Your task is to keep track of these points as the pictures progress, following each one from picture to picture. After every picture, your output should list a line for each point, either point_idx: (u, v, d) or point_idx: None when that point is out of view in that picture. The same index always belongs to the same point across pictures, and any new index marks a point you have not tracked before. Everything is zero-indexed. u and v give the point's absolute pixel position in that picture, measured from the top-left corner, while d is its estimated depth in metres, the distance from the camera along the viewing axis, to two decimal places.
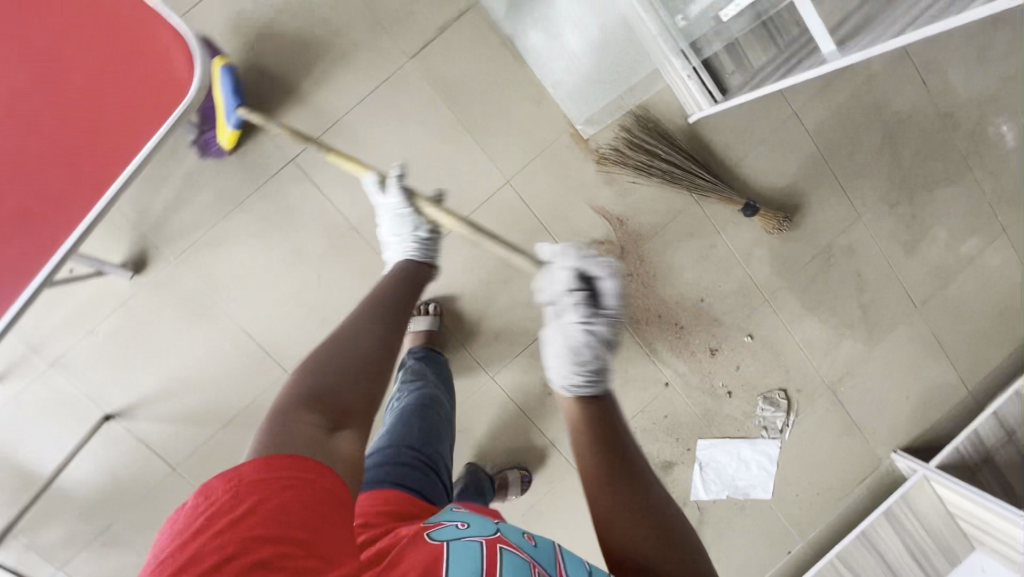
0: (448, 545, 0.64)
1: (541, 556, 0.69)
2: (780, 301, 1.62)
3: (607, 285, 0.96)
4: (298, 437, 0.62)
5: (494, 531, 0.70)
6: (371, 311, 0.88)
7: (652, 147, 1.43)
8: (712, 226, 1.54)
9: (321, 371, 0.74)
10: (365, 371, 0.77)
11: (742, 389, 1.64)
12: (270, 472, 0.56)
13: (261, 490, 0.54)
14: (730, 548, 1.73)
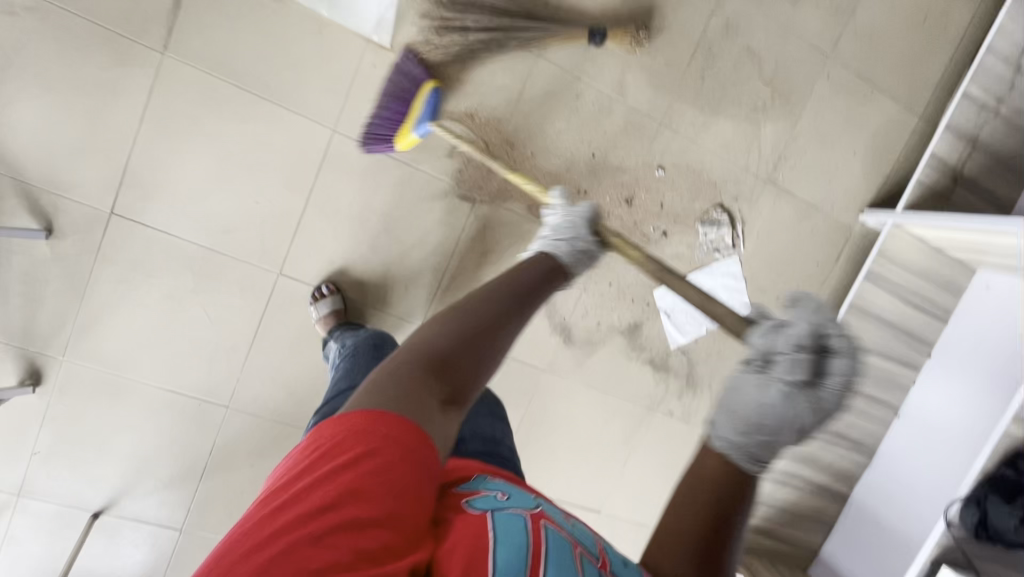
0: (493, 519, 0.59)
1: (583, 538, 0.63)
2: (677, 117, 1.47)
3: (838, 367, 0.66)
4: (400, 402, 0.59)
5: (535, 504, 0.66)
6: (491, 291, 0.78)
7: (462, 22, 1.27)
8: (569, 74, 1.38)
9: (432, 346, 0.68)
10: (479, 346, 0.70)
11: (677, 223, 1.54)
12: (368, 431, 0.55)
13: (355, 452, 0.53)
14: (732, 375, 1.70)
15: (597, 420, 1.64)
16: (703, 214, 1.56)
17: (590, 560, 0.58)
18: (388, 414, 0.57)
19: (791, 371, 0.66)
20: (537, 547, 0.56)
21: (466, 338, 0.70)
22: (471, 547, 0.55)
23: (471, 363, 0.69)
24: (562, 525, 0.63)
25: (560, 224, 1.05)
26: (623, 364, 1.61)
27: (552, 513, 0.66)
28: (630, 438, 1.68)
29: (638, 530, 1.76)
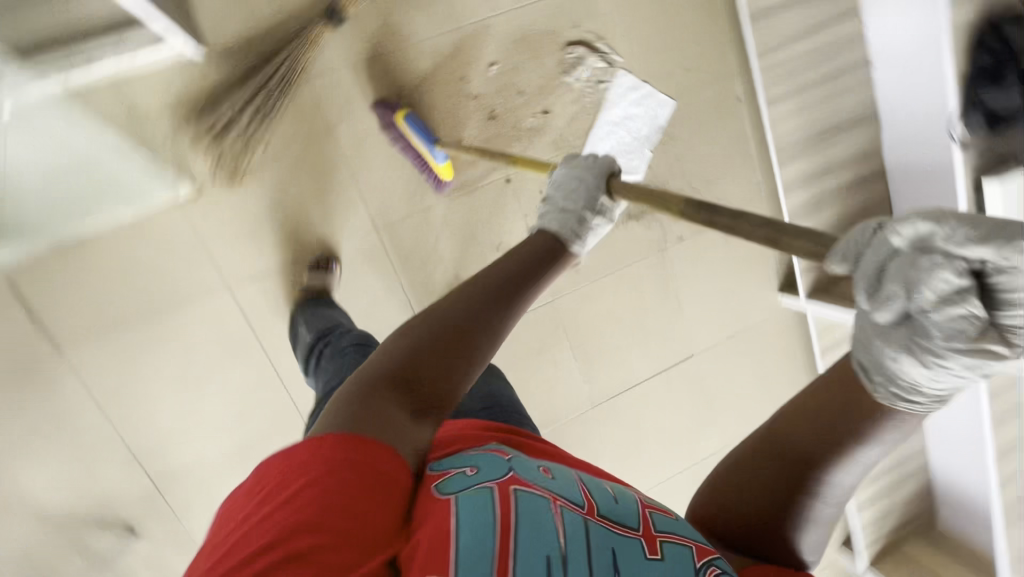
0: (456, 503, 0.53)
1: (562, 488, 0.59)
2: (464, 10, 1.35)
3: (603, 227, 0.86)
4: (365, 419, 0.54)
5: (506, 470, 0.58)
6: (467, 291, 0.64)
7: (224, 112, 1.22)
8: (345, 68, 1.30)
9: (396, 359, 0.59)
10: (462, 361, 0.60)
11: (547, 92, 1.44)
12: (291, 470, 0.50)
13: (270, 500, 0.49)
14: (707, 163, 1.61)
15: (628, 295, 1.64)
16: (562, 63, 1.44)
17: (571, 508, 0.56)
18: (314, 449, 0.52)
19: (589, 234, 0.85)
20: (508, 518, 0.51)
21: (454, 337, 0.60)
22: (442, 544, 0.49)
23: (453, 367, 0.59)
24: (532, 478, 0.58)
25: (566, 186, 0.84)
26: (608, 237, 1.58)
27: (525, 471, 0.59)
28: (667, 284, 1.67)
29: (736, 341, 1.78)
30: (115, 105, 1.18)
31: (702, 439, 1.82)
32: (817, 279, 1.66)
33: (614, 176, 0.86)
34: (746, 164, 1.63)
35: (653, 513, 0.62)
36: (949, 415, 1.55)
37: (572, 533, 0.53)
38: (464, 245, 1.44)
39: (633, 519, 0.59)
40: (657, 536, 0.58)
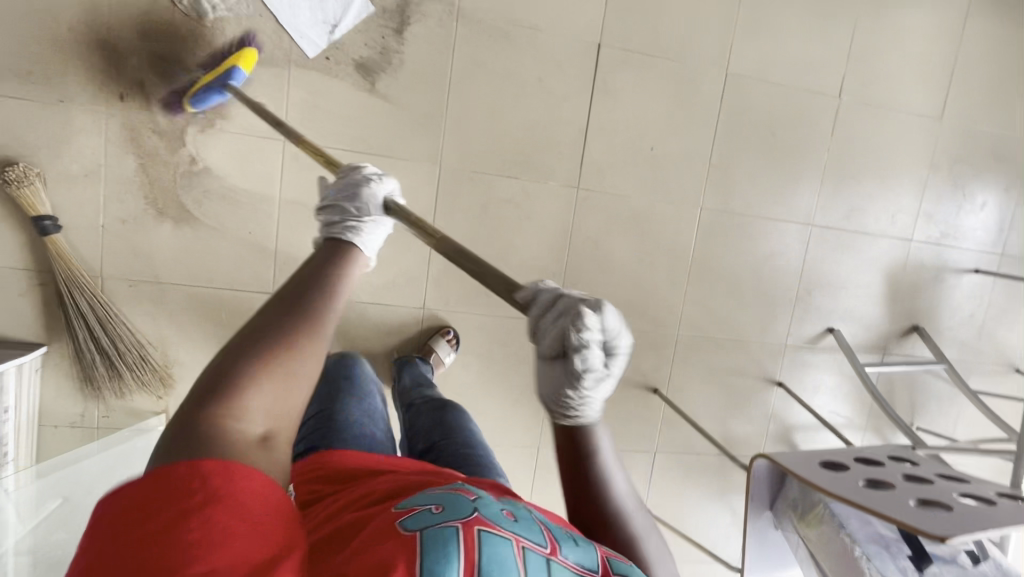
0: (422, 536, 0.53)
1: (524, 527, 0.60)
2: (88, 89, 1.20)
3: (378, 224, 0.86)
4: (200, 449, 0.50)
5: (474, 509, 0.59)
6: (272, 307, 0.66)
7: (95, 360, 1.26)
8: (103, 238, 1.25)
9: (241, 374, 0.57)
10: (289, 369, 0.60)
11: (214, 50, 1.24)
12: (193, 472, 0.46)
13: (206, 513, 0.44)
14: None
15: (486, 83, 1.37)
16: (189, 13, 1.21)
17: (535, 550, 0.57)
18: (218, 459, 0.48)
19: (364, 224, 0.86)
20: (472, 562, 0.52)
21: (276, 360, 0.60)
22: (403, 569, 0.49)
23: (283, 372, 0.60)
24: (498, 517, 0.59)
25: (350, 202, 0.87)
26: (409, 69, 1.33)
27: (490, 509, 0.60)
28: (501, 27, 1.35)
29: None
30: (62, 433, 1.30)
31: (697, 87, 1.48)
32: None
33: (386, 200, 0.89)
34: None
35: (612, 558, 0.62)
36: None
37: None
38: None
39: (590, 558, 0.60)
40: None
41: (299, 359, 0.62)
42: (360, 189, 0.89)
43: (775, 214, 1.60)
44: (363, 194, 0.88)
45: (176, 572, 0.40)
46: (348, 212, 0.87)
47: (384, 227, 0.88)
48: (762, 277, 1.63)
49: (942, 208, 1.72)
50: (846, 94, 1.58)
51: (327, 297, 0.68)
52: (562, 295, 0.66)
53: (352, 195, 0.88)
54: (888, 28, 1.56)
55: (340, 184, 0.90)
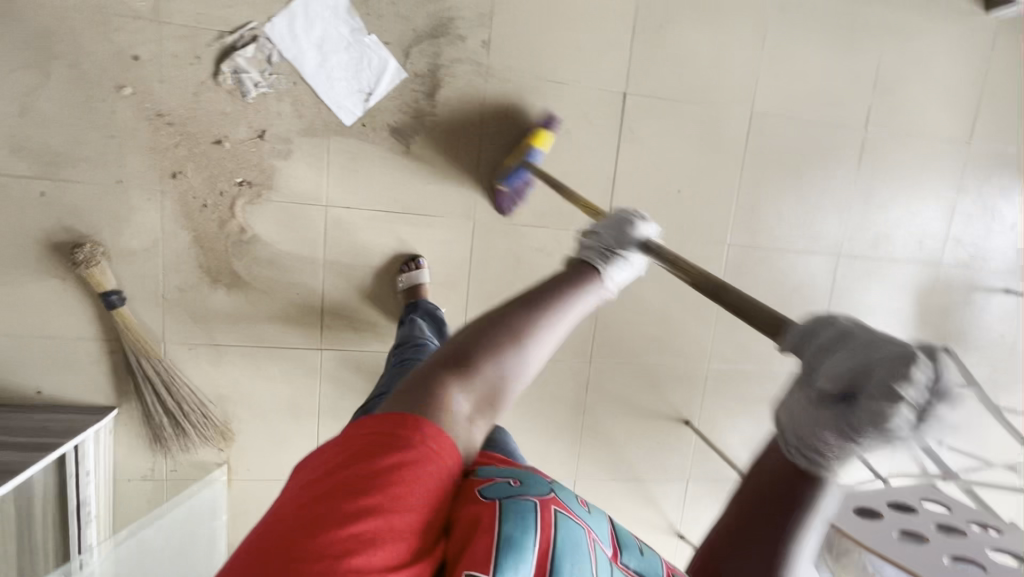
0: (504, 505, 0.53)
1: (595, 521, 0.61)
2: (144, 169, 1.27)
3: (631, 258, 0.81)
4: (421, 400, 0.56)
5: (550, 488, 0.59)
6: (520, 299, 0.64)
7: (163, 421, 1.36)
8: (164, 308, 1.33)
9: (462, 350, 0.61)
10: (501, 359, 0.61)
11: (258, 127, 1.30)
12: (403, 424, 0.53)
13: (394, 458, 0.50)
14: None
15: (517, 140, 1.41)
16: (234, 92, 1.27)
17: (602, 547, 0.57)
18: (431, 422, 0.54)
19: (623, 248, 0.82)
20: (548, 541, 0.52)
21: (503, 338, 0.61)
22: (488, 535, 0.50)
23: (513, 364, 0.61)
24: (573, 503, 0.59)
25: (612, 231, 0.84)
26: (443, 132, 1.37)
27: (566, 492, 0.60)
28: (530, 83, 1.39)
29: (645, 27, 1.41)
30: (135, 486, 1.40)
31: (723, 128, 1.50)
32: None
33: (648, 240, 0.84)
34: None
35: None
36: None
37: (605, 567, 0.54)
38: (373, 282, 1.41)
39: (656, 570, 0.61)
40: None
41: (522, 356, 0.61)
42: (629, 232, 0.84)
43: (803, 246, 1.62)
44: (630, 237, 0.84)
45: (348, 509, 0.46)
46: (612, 243, 0.82)
47: (637, 262, 0.84)
48: (791, 308, 1.65)
49: (972, 231, 1.71)
50: (873, 125, 1.59)
51: (561, 303, 0.65)
52: (870, 331, 0.46)
53: (621, 238, 0.83)
54: (914, 56, 1.56)
55: (605, 224, 0.87)
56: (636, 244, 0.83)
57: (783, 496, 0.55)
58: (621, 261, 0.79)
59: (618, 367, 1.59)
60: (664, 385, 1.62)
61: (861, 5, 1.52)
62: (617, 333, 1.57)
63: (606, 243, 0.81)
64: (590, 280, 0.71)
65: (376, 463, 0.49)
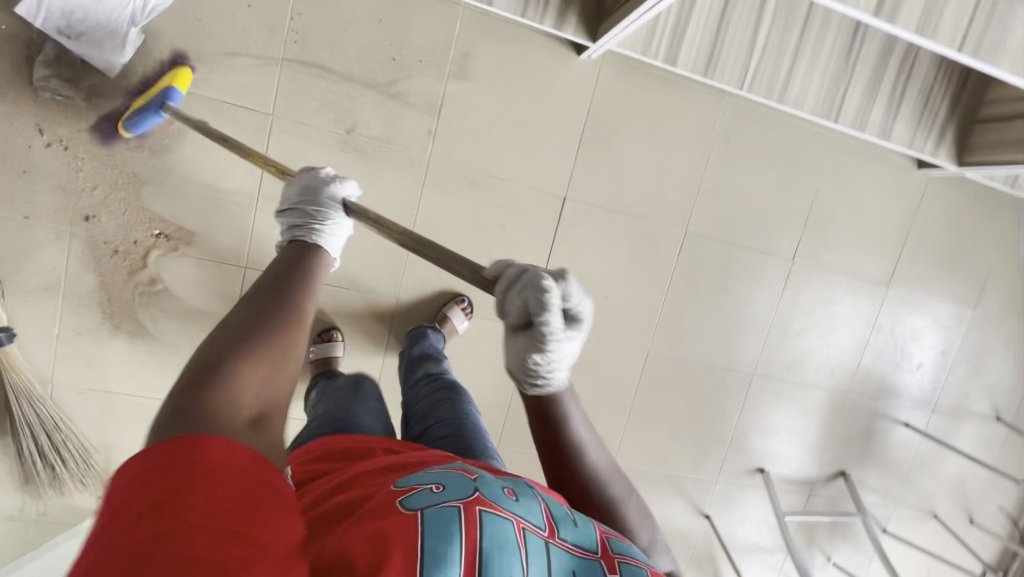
0: (424, 518, 0.51)
1: (525, 506, 0.57)
2: (55, 207, 1.22)
3: (346, 223, 0.82)
4: (203, 421, 0.47)
5: (474, 489, 0.56)
6: (234, 319, 0.59)
7: (37, 467, 1.29)
8: (56, 349, 1.28)
9: (225, 353, 0.54)
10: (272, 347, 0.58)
11: (182, 179, 1.26)
12: (191, 449, 0.43)
13: (183, 475, 0.41)
14: (366, 58, 1.29)
15: (449, 227, 1.40)
16: (159, 141, 1.23)
17: (535, 532, 0.55)
18: (217, 438, 0.45)
19: (335, 226, 0.81)
20: (475, 544, 0.50)
21: (258, 332, 0.58)
22: (404, 549, 0.47)
23: (266, 355, 0.57)
24: (500, 497, 0.56)
25: (321, 192, 0.84)
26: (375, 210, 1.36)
27: (491, 488, 0.57)
28: (471, 175, 1.39)
29: (592, 138, 1.43)
30: (0, 526, 1.33)
31: (656, 243, 1.53)
32: (583, 16, 1.25)
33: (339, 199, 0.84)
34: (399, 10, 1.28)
35: (612, 537, 0.61)
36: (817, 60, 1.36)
37: (535, 558, 0.53)
38: None
39: (590, 538, 0.59)
40: (616, 556, 0.58)
41: (286, 344, 0.59)
42: (320, 193, 0.84)
43: (721, 361, 1.66)
44: (325, 198, 0.83)
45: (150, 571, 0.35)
46: (312, 209, 0.82)
47: (342, 226, 0.82)
48: (701, 418, 1.70)
49: (880, 365, 1.79)
50: (800, 257, 1.64)
51: (300, 295, 0.66)
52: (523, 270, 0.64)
53: (312, 196, 0.83)
54: (847, 198, 1.63)
55: (297, 184, 0.85)
56: (341, 203, 0.84)
57: (544, 421, 0.71)
58: (327, 224, 0.80)
59: (524, 457, 1.60)
60: None
61: (806, 144, 1.56)
62: (527, 423, 1.58)
63: (314, 209, 0.82)
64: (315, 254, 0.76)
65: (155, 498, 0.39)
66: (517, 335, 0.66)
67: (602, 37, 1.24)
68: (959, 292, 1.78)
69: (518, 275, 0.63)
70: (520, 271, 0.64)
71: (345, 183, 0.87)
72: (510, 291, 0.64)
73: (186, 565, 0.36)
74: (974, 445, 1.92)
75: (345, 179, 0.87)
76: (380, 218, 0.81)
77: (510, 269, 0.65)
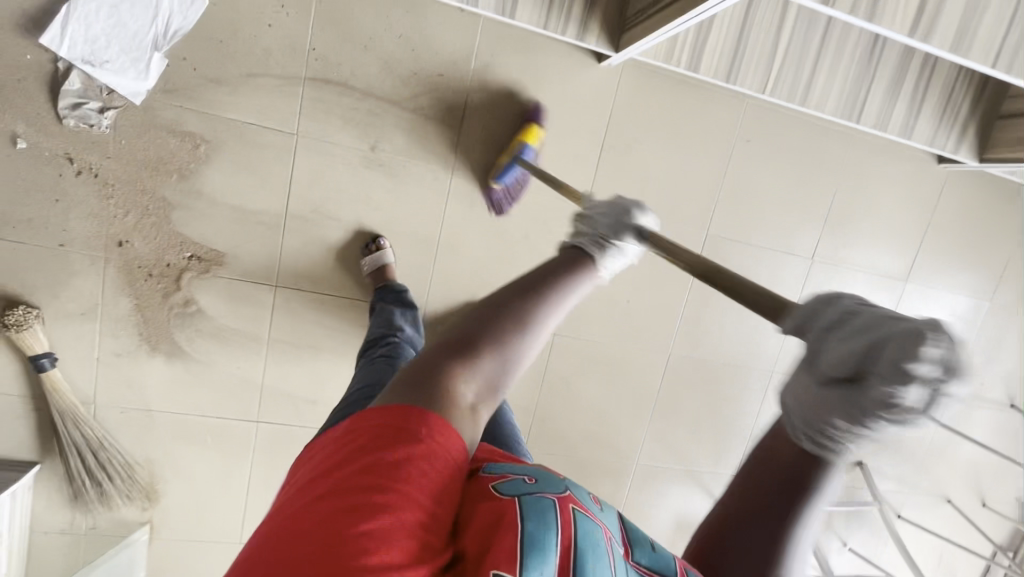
0: (523, 503, 0.54)
1: (607, 519, 0.62)
2: (88, 233, 1.24)
3: (632, 252, 0.71)
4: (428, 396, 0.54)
5: (563, 489, 0.60)
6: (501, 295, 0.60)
7: (86, 483, 1.35)
8: (96, 370, 1.31)
9: (459, 345, 0.57)
10: (505, 347, 0.57)
11: (211, 202, 1.27)
12: (417, 421, 0.52)
13: (401, 446, 0.50)
14: (388, 74, 1.29)
15: (473, 240, 1.42)
16: (186, 165, 1.24)
17: (616, 544, 0.58)
18: (440, 417, 0.53)
19: (612, 254, 0.68)
20: (568, 538, 0.53)
21: (496, 328, 0.57)
22: (510, 534, 0.50)
23: (506, 355, 0.57)
24: (588, 502, 0.61)
25: (610, 215, 0.73)
26: (400, 225, 1.37)
27: (580, 492, 0.62)
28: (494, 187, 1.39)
29: (613, 145, 1.43)
30: (51, 538, 1.38)
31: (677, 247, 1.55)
32: (605, 27, 1.24)
33: (640, 230, 0.73)
34: (419, 26, 1.27)
35: (691, 572, 0.58)
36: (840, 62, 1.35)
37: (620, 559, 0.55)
38: (315, 362, 1.41)
39: (669, 565, 0.58)
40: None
41: (522, 348, 0.58)
42: (626, 222, 0.72)
43: (740, 360, 1.69)
44: (619, 223, 0.71)
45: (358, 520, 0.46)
46: (600, 227, 0.70)
47: (630, 258, 0.71)
48: (721, 415, 1.73)
49: None
50: (819, 256, 1.65)
51: (558, 295, 0.60)
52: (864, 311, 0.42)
53: (619, 225, 0.71)
54: (867, 196, 1.63)
55: (601, 206, 0.74)
56: (640, 231, 0.72)
57: (761, 472, 0.56)
58: (604, 248, 0.67)
59: (550, 457, 1.64)
60: (593, 476, 1.68)
61: (827, 143, 1.55)
62: (552, 426, 1.62)
63: (597, 228, 0.70)
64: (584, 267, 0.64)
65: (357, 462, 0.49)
66: (828, 392, 0.41)
67: (630, 46, 1.21)
68: (977, 285, 1.80)
69: (839, 312, 0.43)
70: (848, 314, 0.43)
71: (643, 214, 0.76)
72: (836, 332, 0.42)
73: (369, 536, 0.45)
74: (987, 433, 1.96)
75: (642, 208, 0.76)
76: (674, 245, 0.68)
77: (891, 322, 0.39)
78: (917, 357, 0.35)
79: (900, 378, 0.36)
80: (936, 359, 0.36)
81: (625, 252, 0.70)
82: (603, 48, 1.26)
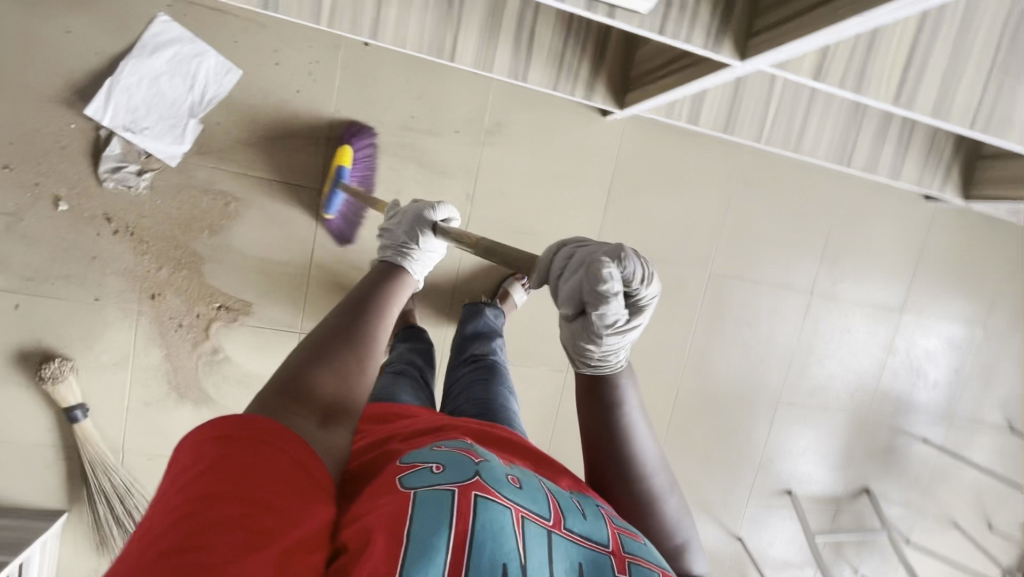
0: (415, 505, 0.53)
1: (532, 497, 0.59)
2: (121, 287, 1.29)
3: (431, 243, 0.96)
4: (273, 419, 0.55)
5: (473, 472, 0.58)
6: (321, 332, 0.68)
7: (114, 531, 1.37)
8: (126, 418, 1.35)
9: (302, 369, 0.62)
10: (346, 360, 0.66)
11: (238, 255, 1.33)
12: (243, 426, 0.51)
13: (230, 446, 0.49)
14: (407, 132, 1.37)
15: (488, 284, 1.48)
16: (216, 220, 1.31)
17: (535, 520, 0.56)
18: (267, 420, 0.52)
19: (418, 259, 0.93)
20: (465, 530, 0.52)
21: (333, 348, 0.66)
22: (391, 539, 0.49)
23: (346, 368, 0.65)
24: (500, 483, 0.58)
25: (407, 226, 0.97)
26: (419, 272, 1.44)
27: (493, 474, 0.59)
28: (507, 234, 1.46)
29: (619, 192, 1.51)
30: None
31: (682, 284, 1.61)
32: (610, 87, 1.34)
33: (426, 219, 0.97)
34: (436, 88, 1.36)
35: (623, 533, 0.62)
36: (830, 116, 1.44)
37: (535, 546, 0.54)
38: None
39: (600, 532, 0.60)
40: (627, 556, 0.58)
41: (361, 358, 0.67)
42: (423, 220, 0.98)
43: (745, 391, 1.75)
44: (416, 230, 0.96)
45: (195, 521, 0.43)
46: (404, 240, 0.94)
47: (432, 252, 0.96)
48: (729, 445, 1.78)
49: (896, 387, 1.87)
50: (817, 291, 1.72)
51: (381, 317, 0.74)
52: (584, 254, 0.64)
53: (415, 225, 0.96)
54: (860, 232, 1.71)
55: (402, 214, 1.00)
56: (431, 223, 0.97)
57: (597, 418, 0.72)
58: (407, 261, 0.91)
59: None
60: None
61: (818, 185, 1.64)
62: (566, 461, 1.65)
63: (403, 238, 0.95)
64: (398, 277, 0.83)
65: (200, 466, 0.47)
66: (577, 314, 0.65)
67: (631, 104, 1.32)
68: (968, 313, 1.87)
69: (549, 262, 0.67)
70: (568, 260, 0.65)
71: (439, 205, 1.01)
72: (564, 276, 0.64)
73: (216, 530, 0.42)
74: (988, 458, 2.00)
75: (432, 202, 1.01)
76: (460, 236, 0.87)
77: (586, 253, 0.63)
78: (603, 278, 0.60)
79: (602, 296, 0.61)
80: (615, 276, 0.60)
81: (424, 250, 0.94)
82: (609, 104, 1.36)
